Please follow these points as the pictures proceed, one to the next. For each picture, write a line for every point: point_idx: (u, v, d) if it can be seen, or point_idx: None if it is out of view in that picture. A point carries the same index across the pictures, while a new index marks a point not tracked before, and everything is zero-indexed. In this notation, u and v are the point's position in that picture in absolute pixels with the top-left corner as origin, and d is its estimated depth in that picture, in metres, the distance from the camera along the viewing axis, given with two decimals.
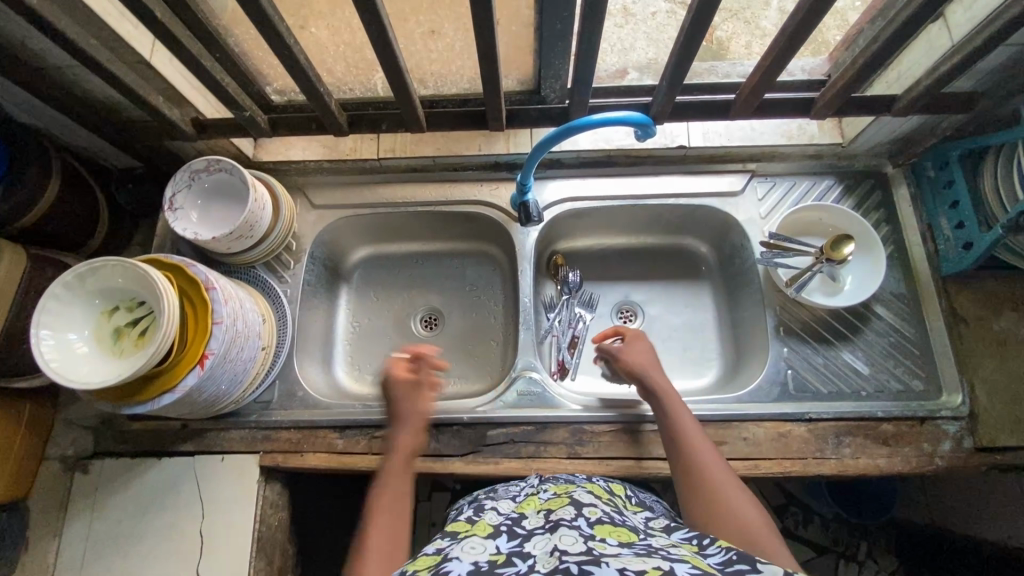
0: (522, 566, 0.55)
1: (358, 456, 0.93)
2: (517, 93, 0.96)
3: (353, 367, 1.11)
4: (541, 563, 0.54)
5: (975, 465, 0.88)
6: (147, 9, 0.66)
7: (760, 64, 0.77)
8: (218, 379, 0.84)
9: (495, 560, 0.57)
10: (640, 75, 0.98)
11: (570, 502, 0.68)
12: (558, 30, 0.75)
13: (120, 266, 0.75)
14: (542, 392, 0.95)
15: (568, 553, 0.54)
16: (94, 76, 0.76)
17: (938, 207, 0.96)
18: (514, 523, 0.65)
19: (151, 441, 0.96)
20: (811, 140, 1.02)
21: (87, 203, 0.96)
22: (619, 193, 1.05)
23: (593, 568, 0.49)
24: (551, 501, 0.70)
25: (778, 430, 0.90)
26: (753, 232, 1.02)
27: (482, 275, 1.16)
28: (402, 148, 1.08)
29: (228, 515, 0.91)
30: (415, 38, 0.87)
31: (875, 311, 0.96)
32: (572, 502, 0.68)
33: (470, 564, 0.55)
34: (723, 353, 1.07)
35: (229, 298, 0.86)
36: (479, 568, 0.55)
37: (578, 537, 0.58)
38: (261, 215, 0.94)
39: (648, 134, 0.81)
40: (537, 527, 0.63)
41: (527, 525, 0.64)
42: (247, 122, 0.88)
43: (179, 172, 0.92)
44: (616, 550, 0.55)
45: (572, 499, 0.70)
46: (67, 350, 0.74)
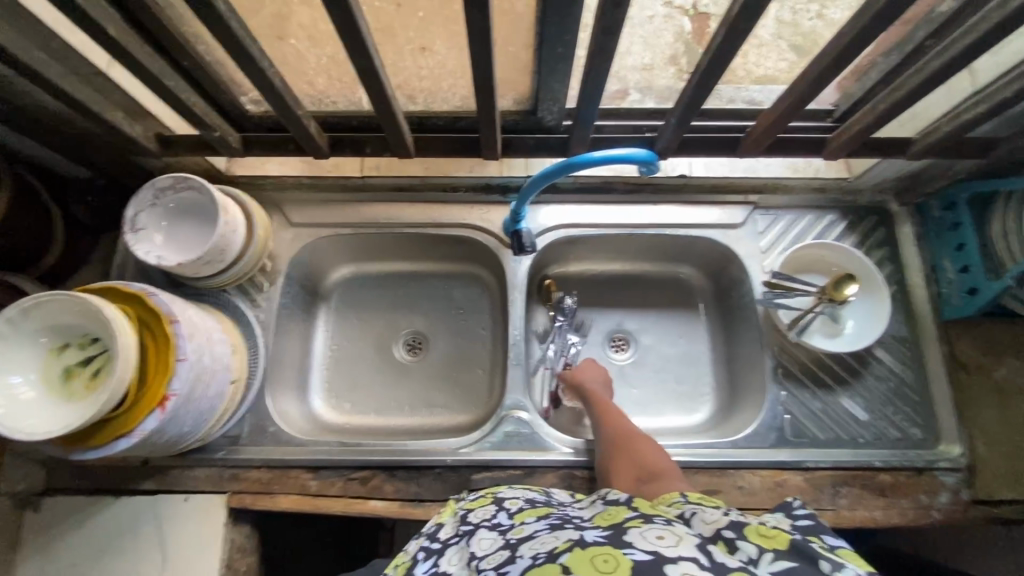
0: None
1: (333, 499, 0.87)
2: (513, 114, 0.88)
3: (330, 394, 1.05)
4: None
5: (971, 518, 0.86)
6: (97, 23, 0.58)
7: (785, 98, 0.72)
8: (180, 420, 0.77)
9: None
10: (642, 97, 0.90)
11: (493, 500, 0.65)
12: (560, 53, 0.68)
13: (69, 300, 0.68)
14: (530, 433, 0.90)
15: (484, 557, 0.53)
16: (40, 90, 0.69)
17: (943, 248, 0.94)
18: (433, 539, 0.62)
19: (109, 478, 0.89)
20: (816, 174, 0.99)
21: (41, 221, 0.88)
22: (615, 221, 1.00)
23: (509, 566, 0.49)
24: (474, 500, 0.67)
25: (774, 479, 0.87)
26: (753, 267, 0.98)
27: (469, 299, 1.10)
28: (386, 167, 1.02)
29: (193, 561, 0.85)
30: (405, 54, 0.80)
31: (875, 354, 0.93)
32: (495, 499, 0.66)
33: None
34: (718, 389, 1.03)
35: (195, 332, 0.78)
36: None
37: (497, 535, 0.56)
38: (233, 237, 0.87)
39: (651, 172, 0.77)
40: (453, 536, 0.61)
41: (446, 534, 0.62)
42: (218, 142, 0.81)
43: (143, 191, 0.85)
44: (533, 527, 0.55)
45: (496, 496, 0.67)
46: (10, 395, 0.67)
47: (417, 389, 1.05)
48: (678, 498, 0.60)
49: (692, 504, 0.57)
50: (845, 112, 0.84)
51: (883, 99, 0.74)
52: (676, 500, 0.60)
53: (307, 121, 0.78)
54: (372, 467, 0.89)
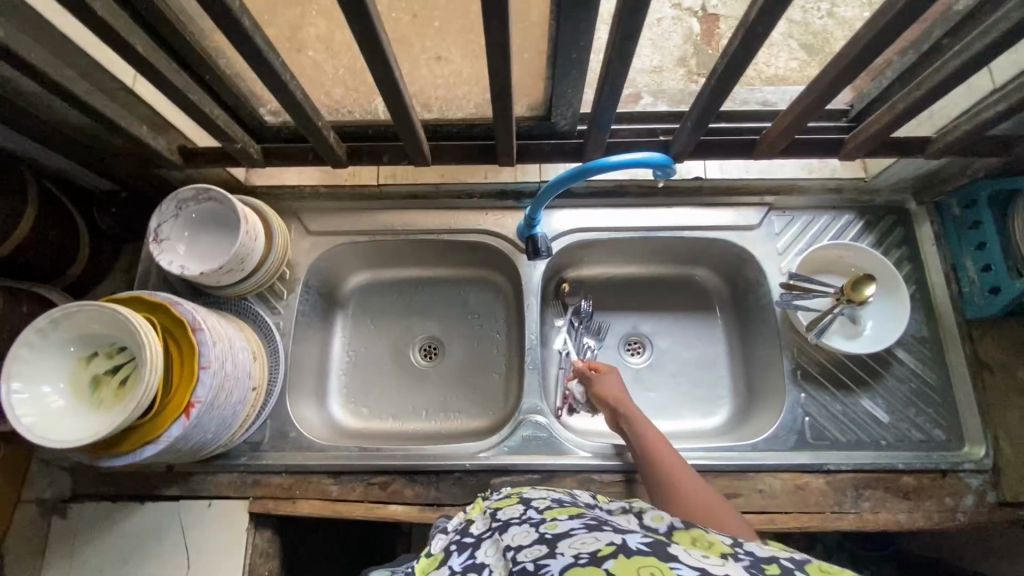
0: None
1: (354, 504, 0.88)
2: (526, 120, 0.89)
3: (348, 400, 1.06)
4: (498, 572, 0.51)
5: (998, 520, 0.85)
6: (127, 41, 0.60)
7: (803, 99, 0.71)
8: (204, 427, 0.79)
9: None
10: (654, 100, 0.93)
11: (520, 500, 0.64)
12: (575, 59, 0.69)
13: (99, 310, 0.70)
14: (548, 437, 0.91)
15: (522, 549, 0.51)
16: (69, 106, 0.71)
17: (963, 246, 0.93)
18: (464, 534, 0.61)
19: (134, 484, 0.91)
20: (833, 174, 0.98)
21: (67, 232, 0.90)
22: (629, 224, 1.01)
23: (549, 561, 0.47)
24: (500, 501, 0.66)
25: (795, 482, 0.87)
26: (770, 269, 0.98)
27: (484, 304, 1.10)
28: (403, 173, 1.03)
29: (216, 567, 0.86)
30: (420, 63, 0.81)
31: (896, 355, 0.92)
32: (521, 500, 0.65)
33: None
34: (735, 392, 1.03)
35: (218, 339, 0.80)
36: None
37: (530, 528, 0.55)
38: (252, 246, 0.89)
39: (668, 174, 0.77)
40: (487, 532, 0.60)
41: (478, 530, 0.61)
42: (238, 154, 0.83)
43: (165, 203, 0.87)
44: (568, 523, 0.54)
45: (521, 495, 0.66)
46: (41, 404, 0.69)
47: (434, 395, 1.06)
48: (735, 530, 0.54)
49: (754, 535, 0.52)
50: (861, 112, 0.84)
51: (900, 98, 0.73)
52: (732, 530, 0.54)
53: (326, 131, 0.79)
54: (392, 472, 0.89)
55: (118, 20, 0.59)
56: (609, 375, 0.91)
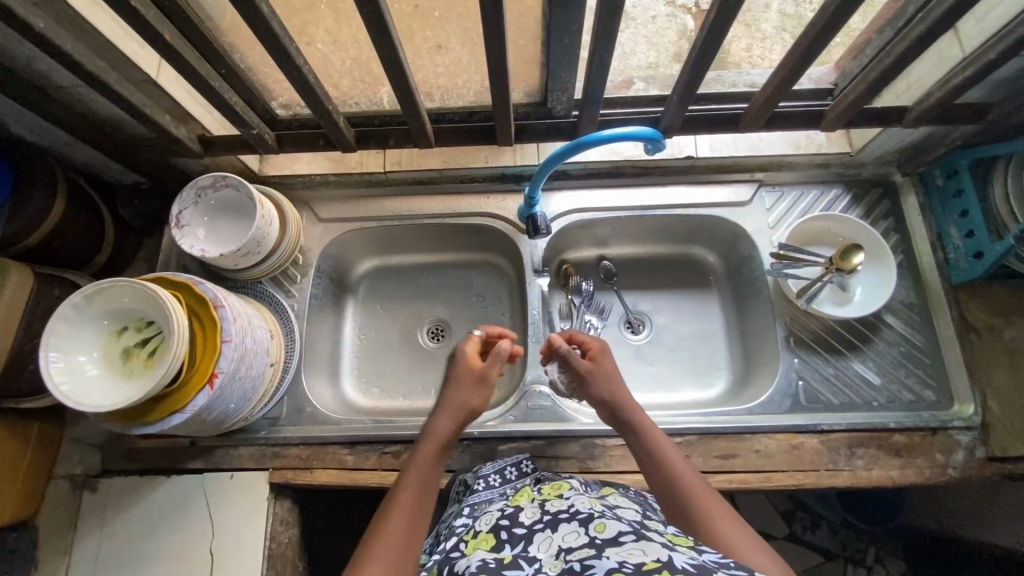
0: (528, 570, 0.54)
1: (368, 472, 0.93)
2: (524, 105, 0.94)
3: (361, 380, 1.10)
4: (548, 566, 0.54)
5: (987, 475, 0.88)
6: (156, 31, 0.66)
7: (780, 70, 0.77)
8: (227, 397, 0.83)
9: (501, 560, 0.56)
10: (646, 86, 0.95)
11: (565, 495, 0.67)
12: (567, 43, 0.74)
13: (129, 286, 0.75)
14: (552, 406, 0.95)
15: (572, 550, 0.55)
16: (100, 96, 0.77)
17: (947, 215, 0.96)
18: (513, 519, 0.63)
19: (159, 459, 0.95)
20: (819, 150, 1.01)
21: (94, 221, 0.96)
22: (625, 204, 1.05)
23: (595, 564, 0.50)
24: (545, 493, 0.69)
25: (790, 441, 0.90)
26: (762, 243, 1.02)
27: (489, 286, 1.15)
28: (408, 161, 1.08)
29: (239, 535, 0.90)
30: (422, 53, 0.86)
31: (885, 321, 0.96)
32: (566, 495, 0.67)
33: (477, 562, 0.56)
34: (732, 363, 1.07)
35: (238, 316, 0.84)
36: (487, 566, 0.55)
37: (579, 528, 0.58)
38: (268, 230, 0.94)
39: (658, 148, 0.82)
40: (536, 522, 0.62)
41: (525, 518, 0.63)
42: (254, 140, 0.89)
43: (185, 190, 0.92)
44: (615, 528, 0.56)
45: (564, 492, 0.68)
46: (77, 372, 0.74)
47: (442, 373, 1.10)
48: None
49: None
50: (841, 87, 0.88)
51: (873, 68, 0.78)
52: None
53: (336, 116, 0.84)
54: (403, 441, 0.94)
55: (148, 11, 0.65)
56: (602, 358, 0.83)
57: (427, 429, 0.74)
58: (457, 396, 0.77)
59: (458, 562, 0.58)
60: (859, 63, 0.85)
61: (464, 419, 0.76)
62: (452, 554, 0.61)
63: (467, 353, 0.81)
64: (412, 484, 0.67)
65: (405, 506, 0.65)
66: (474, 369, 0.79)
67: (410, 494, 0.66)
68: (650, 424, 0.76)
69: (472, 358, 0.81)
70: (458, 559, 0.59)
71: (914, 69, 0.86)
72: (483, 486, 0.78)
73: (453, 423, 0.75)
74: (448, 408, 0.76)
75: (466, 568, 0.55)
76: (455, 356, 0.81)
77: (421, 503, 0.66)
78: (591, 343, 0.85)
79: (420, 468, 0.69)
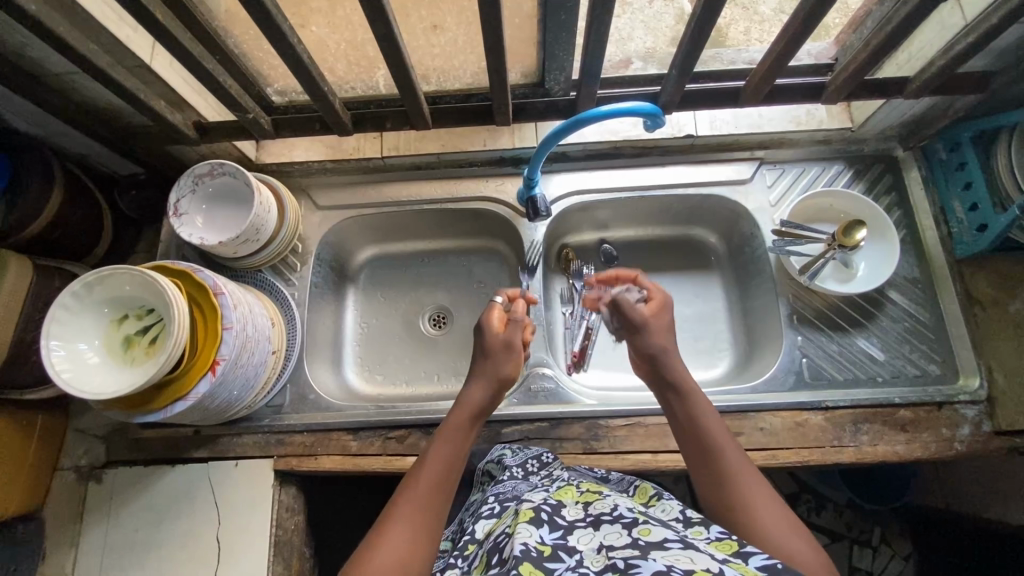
0: (570, 563, 0.54)
1: (372, 458, 0.93)
2: (520, 86, 0.93)
3: (363, 367, 1.10)
4: (590, 561, 0.54)
5: (994, 448, 0.87)
6: (148, 13, 0.65)
7: (777, 44, 0.76)
8: (229, 385, 0.83)
9: (542, 550, 0.55)
10: (645, 65, 0.95)
11: (607, 497, 0.65)
12: (563, 20, 0.72)
13: (128, 274, 0.74)
14: (556, 388, 0.95)
15: (615, 548, 0.54)
16: (94, 82, 0.76)
17: (951, 188, 0.95)
18: (555, 511, 0.62)
19: (163, 449, 0.95)
20: (819, 126, 1.00)
21: (92, 212, 0.95)
22: (625, 185, 1.04)
23: (641, 564, 0.50)
24: (585, 492, 0.67)
25: (795, 419, 0.90)
26: (763, 221, 1.01)
27: (489, 271, 1.15)
28: (406, 146, 1.06)
29: (245, 522, 0.91)
30: (417, 33, 0.85)
31: (889, 296, 0.96)
32: (607, 496, 0.66)
33: (521, 546, 0.54)
34: (736, 343, 1.06)
35: (239, 304, 0.84)
36: (529, 553, 0.54)
37: (622, 529, 0.57)
38: (267, 217, 0.93)
39: (657, 124, 0.82)
40: (579, 519, 0.61)
41: (568, 515, 0.62)
42: (250, 125, 0.88)
43: (183, 178, 0.91)
44: (662, 534, 0.55)
45: (602, 493, 0.67)
46: (78, 361, 0.74)
47: (444, 359, 1.10)
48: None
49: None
50: (842, 59, 0.87)
51: (875, 37, 0.77)
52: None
53: (332, 99, 0.84)
54: (408, 426, 0.94)
55: None
56: (661, 313, 0.80)
57: (460, 400, 0.76)
58: (485, 366, 0.78)
59: (501, 546, 0.57)
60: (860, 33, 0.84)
61: (498, 388, 0.77)
62: (496, 537, 0.60)
63: (491, 321, 0.82)
64: (439, 456, 0.69)
65: (431, 474, 0.67)
66: (499, 338, 0.80)
67: (436, 464, 0.68)
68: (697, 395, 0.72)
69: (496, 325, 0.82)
70: (500, 541, 0.58)
71: (916, 40, 0.85)
72: (508, 476, 0.78)
73: (485, 391, 0.76)
74: (482, 377, 0.77)
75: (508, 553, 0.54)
76: (480, 328, 0.82)
77: (446, 472, 0.68)
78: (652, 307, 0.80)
79: (451, 436, 0.71)
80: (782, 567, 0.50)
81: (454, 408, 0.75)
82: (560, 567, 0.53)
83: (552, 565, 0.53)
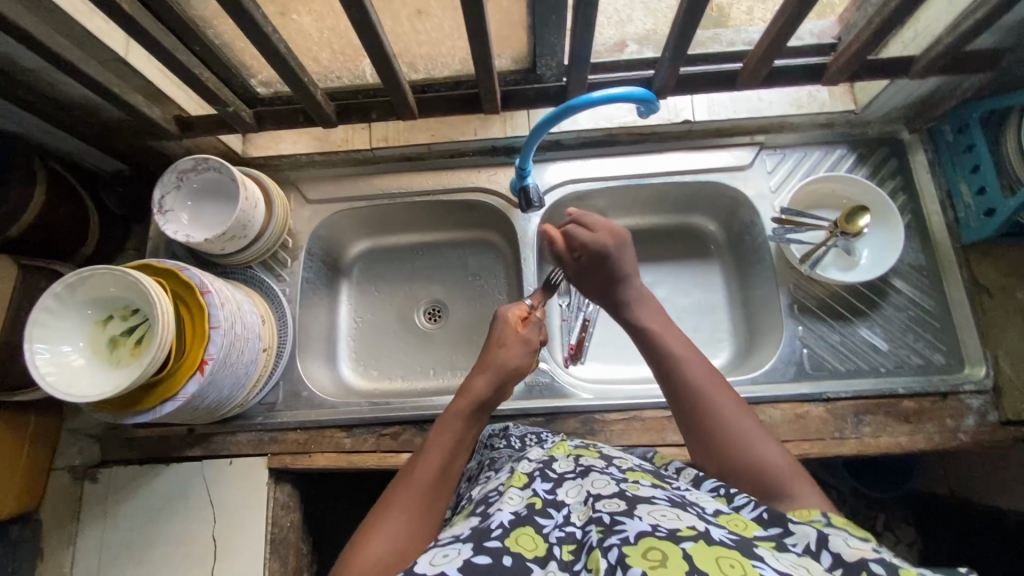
0: (558, 520, 0.53)
1: (367, 454, 0.92)
2: (511, 73, 0.90)
3: (357, 363, 1.09)
4: (576, 515, 0.52)
5: (1000, 439, 0.85)
6: (117, 5, 0.63)
7: (774, 24, 0.73)
8: (219, 385, 0.82)
9: (532, 505, 0.54)
10: (641, 48, 0.91)
11: (602, 454, 0.65)
12: (551, 1, 0.69)
13: (109, 274, 0.73)
14: (551, 382, 0.94)
15: (602, 499, 0.53)
16: (68, 77, 0.74)
17: (958, 171, 0.91)
18: (545, 466, 0.61)
19: (157, 448, 0.95)
20: (822, 108, 0.98)
21: (77, 211, 0.94)
22: (620, 173, 1.01)
23: (626, 523, 0.48)
24: (580, 448, 0.66)
25: (796, 411, 0.88)
26: (764, 208, 0.98)
27: (484, 264, 1.13)
28: (394, 136, 1.05)
29: (240, 520, 0.90)
30: (402, 20, 0.82)
31: (893, 284, 0.93)
32: (602, 453, 0.65)
33: (510, 515, 0.53)
34: (735, 333, 1.04)
35: (225, 302, 0.82)
36: (519, 516, 0.53)
37: (611, 480, 0.56)
38: (254, 213, 0.91)
39: (652, 110, 0.79)
40: (570, 472, 0.60)
41: (559, 468, 0.61)
42: (232, 119, 0.86)
43: (166, 174, 0.89)
44: (652, 491, 0.53)
45: (601, 452, 0.66)
46: (63, 363, 0.73)
47: (439, 353, 1.08)
48: (817, 516, 0.53)
49: (836, 527, 0.51)
50: (845, 38, 0.83)
51: (878, 14, 0.74)
52: (816, 518, 0.53)
53: (313, 89, 0.81)
54: (401, 423, 0.93)
55: None
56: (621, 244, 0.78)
57: (463, 387, 0.73)
58: (496, 357, 0.75)
59: (490, 503, 0.57)
60: (864, 10, 0.80)
61: (503, 379, 0.74)
62: (487, 495, 0.60)
63: (511, 315, 0.80)
64: (437, 448, 0.66)
65: (428, 467, 0.64)
66: (517, 334, 0.79)
67: (435, 457, 0.65)
68: (670, 330, 0.73)
69: (515, 322, 0.80)
70: (490, 498, 0.58)
71: (922, 18, 0.81)
72: (506, 444, 0.76)
73: (489, 381, 0.73)
74: (489, 368, 0.74)
75: (497, 515, 0.53)
76: (499, 319, 0.80)
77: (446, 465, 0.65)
78: (603, 236, 0.78)
79: (450, 429, 0.68)
80: (769, 517, 0.52)
81: (455, 396, 0.72)
82: (549, 524, 0.52)
83: (540, 522, 0.52)
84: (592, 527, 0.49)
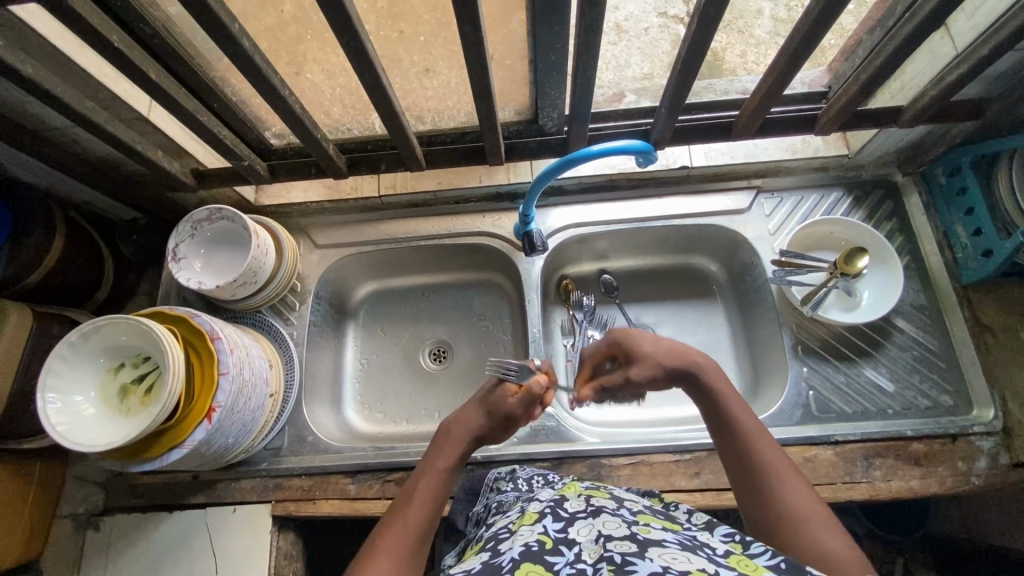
0: (569, 557, 0.51)
1: (371, 502, 0.91)
2: (515, 124, 0.93)
3: (362, 405, 1.09)
4: (587, 553, 0.51)
5: (1014, 481, 0.84)
6: (142, 72, 0.67)
7: (766, 80, 0.77)
8: (227, 430, 0.82)
9: (543, 542, 0.53)
10: (638, 97, 0.95)
11: (612, 495, 0.64)
12: (553, 61, 0.72)
13: (124, 323, 0.75)
14: (556, 426, 0.94)
15: (613, 539, 0.52)
16: (92, 135, 0.79)
17: (953, 214, 0.93)
18: (557, 505, 0.61)
19: (162, 494, 0.94)
20: (816, 154, 1.00)
21: (95, 259, 0.97)
22: (622, 216, 1.04)
23: (637, 563, 0.47)
24: (590, 489, 0.66)
25: (804, 454, 0.87)
26: (763, 249, 1.00)
27: (489, 304, 1.14)
28: (403, 184, 1.07)
29: (243, 568, 0.89)
30: (411, 78, 0.87)
31: (895, 324, 0.94)
32: (612, 494, 0.64)
33: (521, 547, 0.53)
34: (740, 374, 1.04)
35: (235, 347, 0.83)
36: (529, 550, 0.52)
37: (622, 522, 0.56)
38: (264, 259, 0.93)
39: (649, 160, 0.82)
40: (581, 511, 0.59)
41: (570, 507, 0.60)
42: (246, 170, 0.90)
43: (181, 223, 0.93)
44: (662, 534, 0.53)
45: (611, 493, 0.65)
46: (74, 413, 0.74)
47: (445, 395, 1.09)
48: None
49: None
50: (834, 87, 0.87)
51: (863, 69, 0.77)
52: None
53: (325, 142, 0.85)
54: (405, 468, 0.93)
55: (133, 52, 0.66)
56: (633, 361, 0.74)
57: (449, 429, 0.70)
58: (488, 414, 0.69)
59: (502, 541, 0.56)
60: (852, 63, 0.84)
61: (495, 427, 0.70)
62: (498, 534, 0.59)
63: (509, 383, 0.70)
64: (428, 487, 0.64)
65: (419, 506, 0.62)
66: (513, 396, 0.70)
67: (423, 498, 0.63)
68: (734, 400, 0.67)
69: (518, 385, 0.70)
70: (501, 536, 0.57)
71: (908, 69, 0.85)
72: (513, 488, 0.76)
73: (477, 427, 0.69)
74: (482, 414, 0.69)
75: (509, 550, 0.53)
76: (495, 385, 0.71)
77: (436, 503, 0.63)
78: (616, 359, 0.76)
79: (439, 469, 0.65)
80: (787, 566, 0.48)
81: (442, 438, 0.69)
82: (559, 561, 0.51)
83: (551, 559, 0.51)
84: (602, 565, 0.48)
